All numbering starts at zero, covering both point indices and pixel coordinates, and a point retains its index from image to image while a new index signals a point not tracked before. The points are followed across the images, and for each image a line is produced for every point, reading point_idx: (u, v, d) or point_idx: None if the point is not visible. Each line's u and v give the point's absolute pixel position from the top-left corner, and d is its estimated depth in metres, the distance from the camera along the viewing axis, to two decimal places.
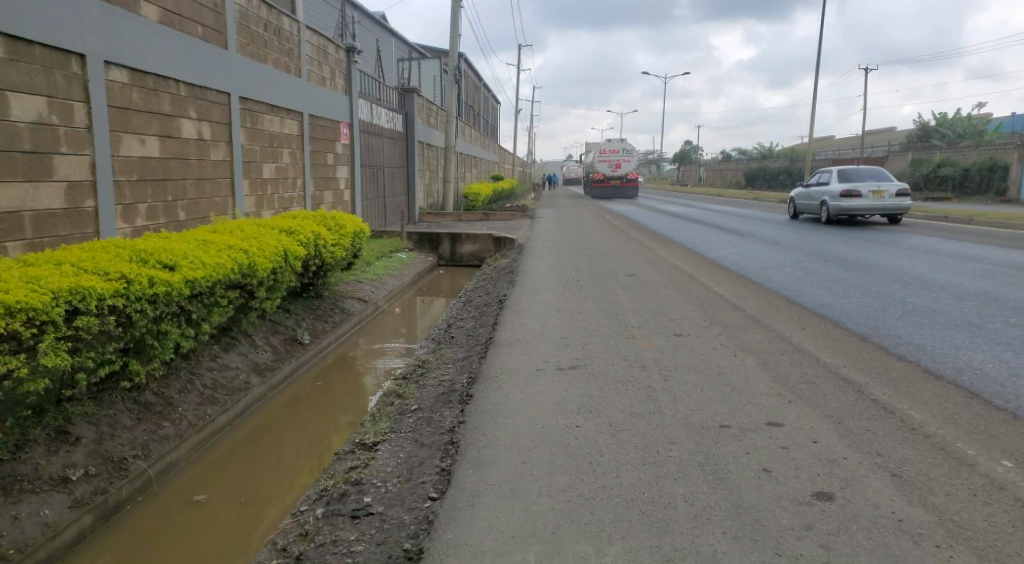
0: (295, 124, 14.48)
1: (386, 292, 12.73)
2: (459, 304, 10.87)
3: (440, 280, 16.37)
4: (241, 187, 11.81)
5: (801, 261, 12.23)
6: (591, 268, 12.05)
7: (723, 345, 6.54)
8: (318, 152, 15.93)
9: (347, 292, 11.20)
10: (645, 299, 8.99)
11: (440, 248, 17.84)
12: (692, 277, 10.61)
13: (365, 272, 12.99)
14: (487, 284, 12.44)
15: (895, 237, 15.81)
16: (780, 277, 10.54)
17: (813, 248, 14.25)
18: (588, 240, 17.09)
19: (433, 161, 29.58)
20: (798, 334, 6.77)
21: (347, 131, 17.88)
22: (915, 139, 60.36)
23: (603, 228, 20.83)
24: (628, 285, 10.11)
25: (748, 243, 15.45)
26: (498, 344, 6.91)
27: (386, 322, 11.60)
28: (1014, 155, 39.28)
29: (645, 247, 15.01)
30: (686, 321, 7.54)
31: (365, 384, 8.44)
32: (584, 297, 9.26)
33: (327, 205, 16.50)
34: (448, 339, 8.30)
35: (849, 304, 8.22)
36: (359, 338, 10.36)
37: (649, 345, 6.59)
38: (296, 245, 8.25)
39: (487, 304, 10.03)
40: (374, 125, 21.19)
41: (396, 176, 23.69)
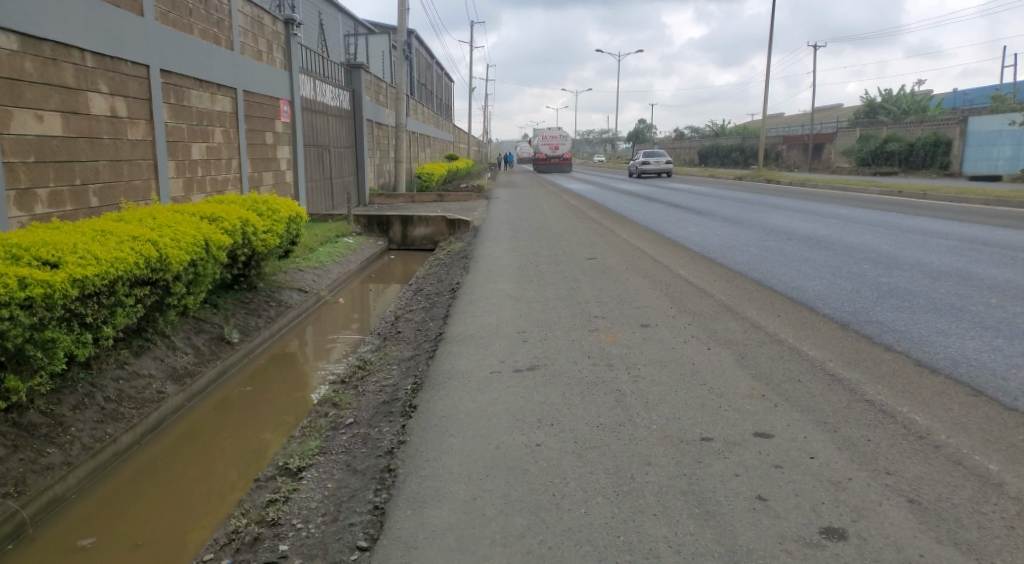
0: (229, 101, 13.46)
1: (331, 280, 11.91)
2: (408, 293, 10.14)
3: (390, 266, 15.55)
4: (165, 170, 10.83)
5: (765, 240, 11.76)
6: (549, 252, 11.39)
7: (695, 335, 5.95)
8: (256, 131, 14.91)
9: (286, 283, 10.39)
10: (607, 284, 8.37)
11: (391, 232, 16.93)
12: (656, 259, 10.02)
13: (307, 260, 12.12)
14: (439, 270, 11.73)
15: (857, 214, 15.46)
16: (747, 257, 10.01)
17: (776, 225, 13.81)
18: (546, 220, 16.44)
19: (384, 141, 28.53)
20: (774, 321, 6.23)
21: (288, 109, 16.86)
22: (862, 115, 61.10)
23: (560, 208, 20.19)
24: (588, 269, 9.48)
25: (710, 222, 14.96)
26: (447, 341, 6.21)
27: (332, 313, 10.82)
28: (958, 130, 39.96)
29: (604, 228, 14.40)
30: (653, 309, 6.94)
31: (304, 385, 7.71)
32: (542, 284, 8.59)
33: (267, 188, 15.50)
34: (394, 333, 7.59)
35: (822, 286, 7.72)
36: (300, 334, 9.60)
37: (614, 338, 5.97)
38: (219, 234, 7.45)
39: (438, 292, 9.32)
40: (319, 103, 20.15)
41: (343, 156, 22.67)
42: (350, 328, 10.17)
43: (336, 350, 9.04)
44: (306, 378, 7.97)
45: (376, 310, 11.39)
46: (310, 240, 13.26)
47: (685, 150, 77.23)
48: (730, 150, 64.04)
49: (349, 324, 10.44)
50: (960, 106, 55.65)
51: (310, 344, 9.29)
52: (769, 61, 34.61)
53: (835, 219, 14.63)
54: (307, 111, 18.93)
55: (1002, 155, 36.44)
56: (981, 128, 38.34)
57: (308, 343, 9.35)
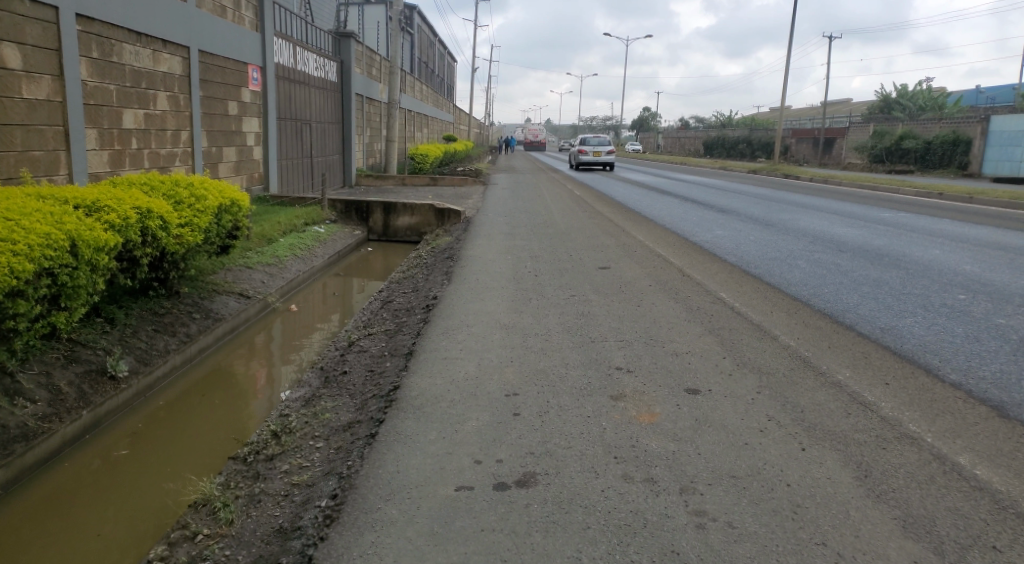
0: (178, 62, 11.29)
1: (284, 280, 9.78)
2: (373, 306, 8.07)
3: (368, 260, 13.51)
4: (83, 140, 8.74)
5: (814, 251, 9.74)
6: (551, 257, 9.35)
7: (776, 417, 3.92)
8: (215, 99, 12.77)
9: (222, 287, 8.31)
10: (630, 312, 6.35)
11: (370, 220, 14.87)
12: (688, 274, 7.98)
13: (258, 254, 10.03)
14: (418, 273, 9.59)
15: (906, 220, 13.41)
16: (800, 275, 7.97)
17: (820, 231, 11.76)
18: (548, 215, 14.38)
19: (375, 117, 26.31)
20: (885, 390, 4.23)
21: (258, 75, 14.66)
22: (877, 111, 58.88)
23: (562, 199, 18.11)
24: (602, 287, 7.45)
25: (740, 224, 12.94)
26: (401, 408, 4.19)
27: (285, 326, 8.74)
28: (978, 129, 37.99)
29: (617, 228, 12.32)
30: (698, 361, 4.92)
31: (223, 430, 5.74)
32: (541, 307, 6.59)
33: (227, 165, 13.39)
34: (337, 375, 5.53)
35: (923, 328, 5.72)
36: (238, 353, 7.56)
37: (652, 417, 3.94)
38: (102, 229, 5.37)
39: (409, 309, 7.22)
40: (299, 72, 17.96)
41: (326, 132, 20.47)
42: (304, 346, 8.12)
43: (280, 377, 7.04)
44: (230, 419, 5.98)
45: (341, 320, 9.31)
46: (268, 230, 11.20)
47: (692, 141, 75.01)
48: (737, 142, 61.78)
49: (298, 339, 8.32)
50: (978, 105, 53.57)
51: (251, 367, 7.28)
52: (789, 49, 32.43)
53: (883, 226, 12.61)
54: (282, 80, 16.74)
55: None
56: (1003, 128, 36.31)
57: (247, 365, 7.34)
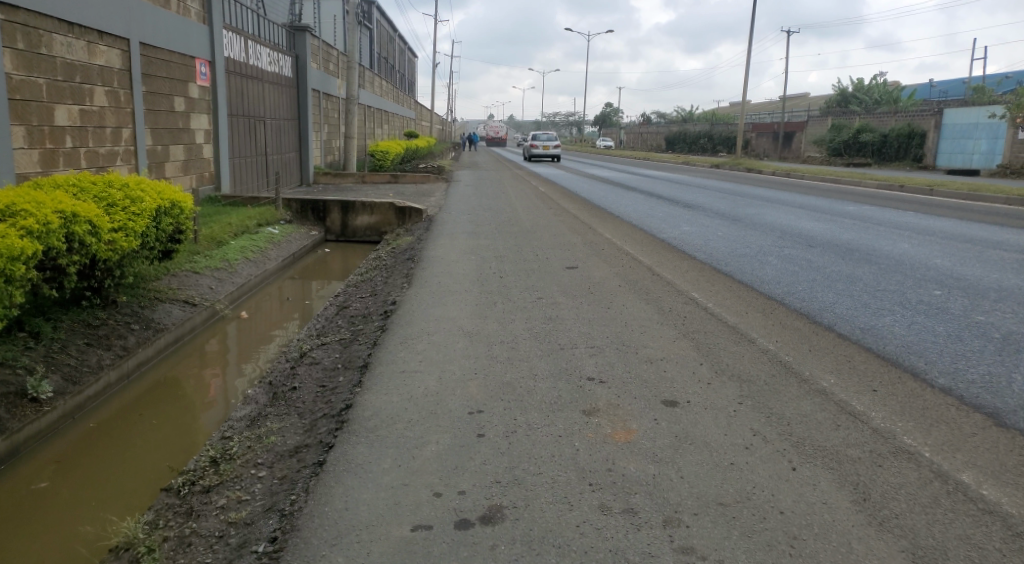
0: (118, 55, 10.68)
1: (234, 284, 9.27)
2: (327, 313, 7.64)
3: (326, 262, 13.03)
4: (7, 139, 8.15)
5: (783, 246, 9.56)
6: (516, 257, 9.02)
7: (761, 432, 3.63)
8: (160, 95, 12.15)
9: (166, 294, 7.80)
10: (600, 315, 6.04)
11: (328, 219, 14.36)
12: (657, 274, 7.71)
13: (206, 258, 9.52)
14: (377, 275, 9.16)
15: (871, 213, 13.37)
16: (771, 272, 7.75)
17: (787, 226, 11.61)
18: (513, 212, 14.05)
19: (333, 114, 25.69)
20: (873, 398, 3.96)
21: (206, 70, 14.04)
22: (834, 104, 59.69)
23: (526, 196, 17.79)
24: (569, 289, 7.13)
25: (706, 219, 12.73)
26: (352, 432, 3.81)
27: (236, 335, 8.26)
28: (931, 122, 38.69)
29: (582, 225, 12.04)
30: (674, 369, 4.62)
31: (159, 457, 5.30)
32: (506, 311, 6.24)
33: (175, 164, 12.78)
34: (286, 392, 5.13)
35: (903, 326, 5.50)
36: (181, 367, 7.09)
37: (628, 435, 3.62)
38: (18, 237, 4.89)
39: (365, 316, 6.83)
40: (252, 67, 17.34)
41: (281, 129, 19.85)
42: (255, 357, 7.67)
43: (226, 393, 6.60)
44: (168, 444, 5.54)
45: (296, 326, 8.87)
46: (217, 232, 10.67)
47: (654, 136, 75.31)
48: (698, 137, 62.14)
49: (247, 350, 7.87)
50: (931, 98, 54.66)
51: (195, 384, 6.81)
52: (749, 43, 32.56)
53: (849, 219, 12.52)
54: (234, 75, 16.11)
55: (978, 149, 34.97)
56: (955, 121, 37.05)
57: (191, 381, 6.87)
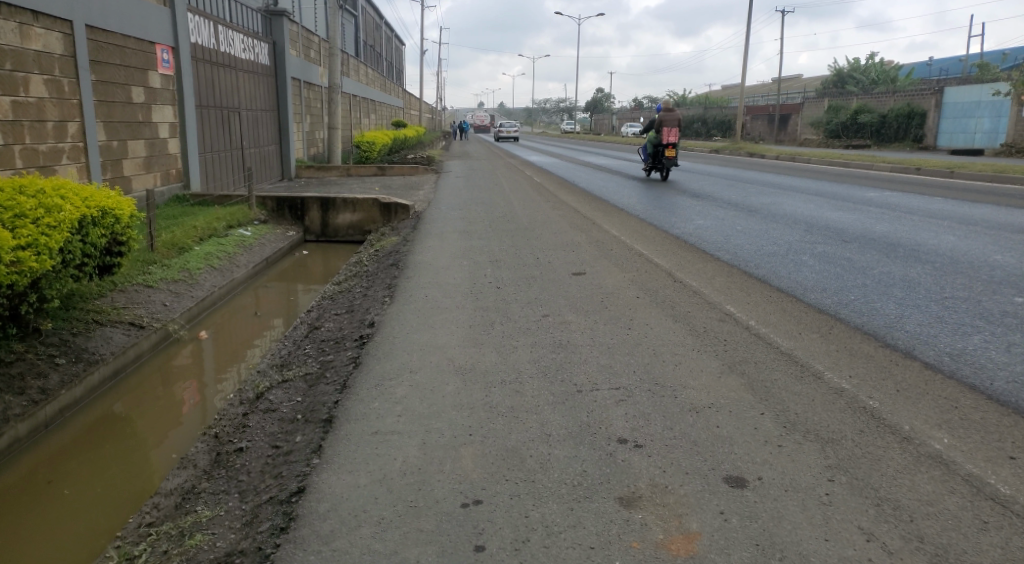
0: (58, 39, 9.50)
1: (195, 297, 8.20)
2: (293, 336, 6.59)
3: (305, 266, 11.93)
4: None
5: (814, 242, 8.50)
6: (514, 263, 7.95)
7: (873, 532, 2.59)
8: (115, 85, 10.97)
9: (107, 315, 6.67)
10: (620, 340, 4.98)
11: (307, 218, 13.23)
12: (680, 280, 6.65)
13: (163, 268, 8.40)
14: (355, 285, 8.07)
15: (896, 201, 12.34)
16: (810, 275, 6.70)
17: (812, 217, 10.54)
18: (508, 207, 12.95)
19: (315, 104, 24.45)
20: (1015, 474, 2.91)
21: (169, 57, 12.83)
22: (829, 85, 58.52)
23: (520, 188, 16.67)
24: (578, 302, 6.08)
25: (719, 211, 11.65)
26: (303, 543, 2.75)
27: (202, 354, 7.38)
28: (932, 101, 37.61)
29: (585, 221, 10.96)
30: (730, 424, 3.55)
31: (82, 523, 4.41)
32: (506, 336, 5.17)
33: (136, 162, 11.61)
34: (232, 462, 4.02)
35: (998, 348, 4.45)
36: (136, 398, 6.25)
37: (687, 546, 2.58)
38: None
39: (338, 341, 5.76)
40: (224, 54, 16.13)
41: (259, 121, 18.65)
42: (225, 381, 6.89)
43: (183, 430, 5.78)
44: (97, 504, 4.65)
45: (265, 346, 7.80)
46: (179, 238, 9.55)
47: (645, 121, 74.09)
48: (693, 121, 60.93)
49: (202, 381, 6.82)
50: (928, 78, 53.60)
51: (151, 417, 6.02)
52: (747, 23, 31.33)
53: (874, 208, 11.51)
54: (203, 63, 14.88)
55: (981, 128, 33.95)
56: (956, 100, 36.02)
57: (147, 414, 6.08)
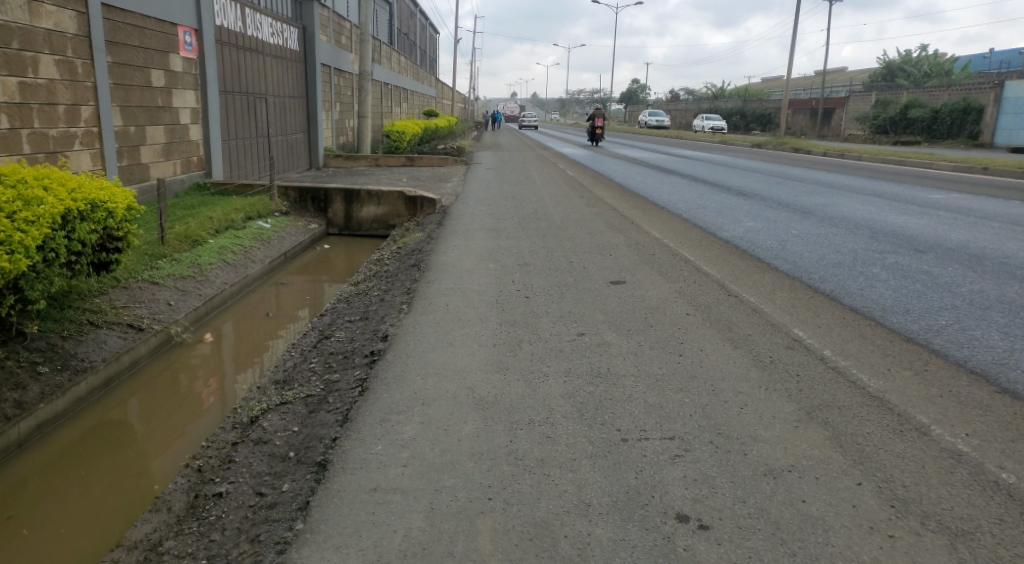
0: (72, 17, 8.96)
1: (202, 295, 7.55)
2: (300, 346, 5.92)
3: (327, 261, 11.34)
4: None
5: (882, 251, 7.64)
6: (546, 267, 7.24)
7: None
8: (133, 67, 10.44)
9: (104, 316, 6.00)
10: (671, 369, 4.24)
11: (330, 211, 12.63)
12: (735, 295, 5.88)
13: (173, 263, 7.78)
14: (373, 288, 7.39)
15: (965, 204, 11.33)
16: (885, 292, 5.87)
17: (874, 222, 9.65)
18: (541, 203, 12.22)
19: (346, 92, 23.93)
20: None
21: (192, 39, 12.28)
22: (878, 78, 56.48)
23: (554, 182, 15.91)
24: (620, 319, 5.33)
25: (770, 212, 10.79)
26: None
27: (211, 357, 6.76)
28: (991, 96, 35.75)
29: (624, 220, 10.18)
30: (818, 499, 2.80)
31: (53, 555, 3.86)
32: (536, 360, 4.45)
33: (155, 148, 11.08)
34: (207, 511, 3.33)
35: None
36: (149, 397, 5.85)
37: None
38: None
39: (346, 357, 5.08)
40: (252, 38, 15.57)
41: (287, 108, 18.11)
42: (247, 374, 6.51)
43: (196, 428, 5.37)
44: (92, 518, 4.23)
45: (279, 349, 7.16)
46: (193, 230, 8.95)
47: (683, 114, 72.56)
48: (732, 114, 59.38)
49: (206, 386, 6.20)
50: (983, 72, 51.40)
51: (166, 414, 5.65)
52: (797, 13, 30.03)
53: (942, 212, 10.54)
54: (229, 46, 14.32)
55: None
56: (1017, 94, 34.17)
57: (162, 410, 5.71)
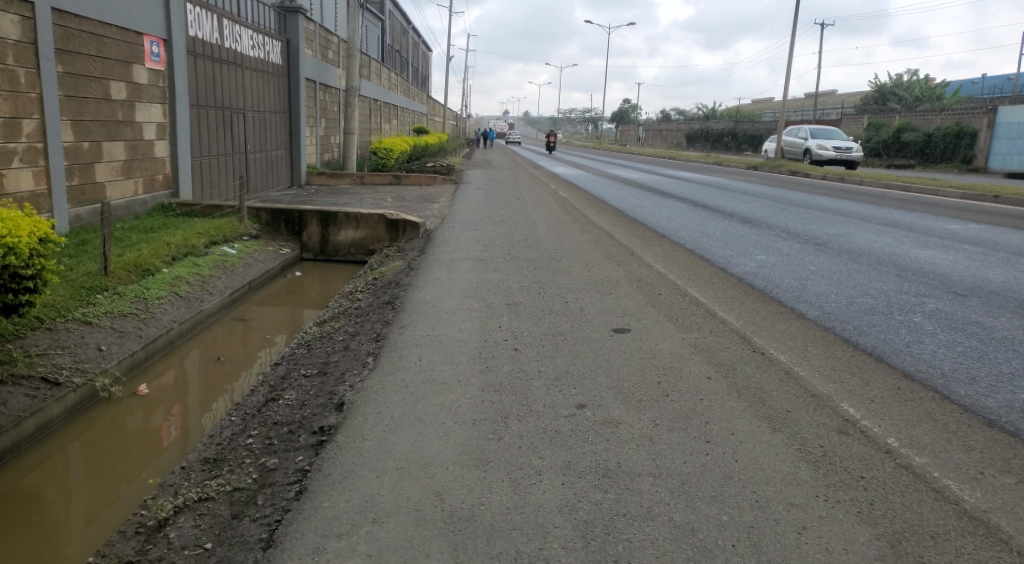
0: (13, 22, 8.02)
1: (144, 337, 6.53)
2: (241, 412, 4.92)
3: (298, 288, 10.39)
4: None
5: (919, 294, 6.78)
6: (539, 310, 6.32)
7: None
8: (88, 77, 9.49)
9: (8, 370, 5.05)
10: (699, 466, 3.33)
11: (304, 234, 11.67)
12: (765, 353, 4.97)
13: (115, 298, 6.81)
14: (339, 330, 6.41)
15: (989, 237, 10.51)
16: (938, 351, 4.98)
17: (897, 257, 8.81)
18: (533, 229, 11.33)
19: (332, 107, 23.06)
20: None
21: (159, 49, 11.34)
22: (869, 102, 56.18)
23: (546, 205, 15.04)
24: (628, 384, 4.41)
25: (782, 244, 9.95)
26: None
27: (146, 411, 5.82)
28: (985, 121, 35.14)
29: (623, 251, 9.30)
30: None
31: None
32: (525, 446, 3.52)
33: (112, 166, 10.11)
34: None
35: None
36: (90, 448, 5.17)
37: None
38: None
39: (291, 429, 4.13)
40: (229, 50, 14.65)
41: (267, 122, 17.20)
42: (190, 429, 5.63)
43: (126, 498, 4.55)
44: None
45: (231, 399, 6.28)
46: (146, 257, 7.98)
47: (674, 133, 72.19)
48: (723, 135, 58.87)
49: (139, 446, 5.29)
50: (974, 97, 51.19)
51: (116, 460, 5.09)
52: (793, 35, 29.49)
53: (967, 247, 9.71)
54: (204, 57, 13.39)
55: None
56: (1010, 119, 33.60)
57: (111, 455, 5.14)
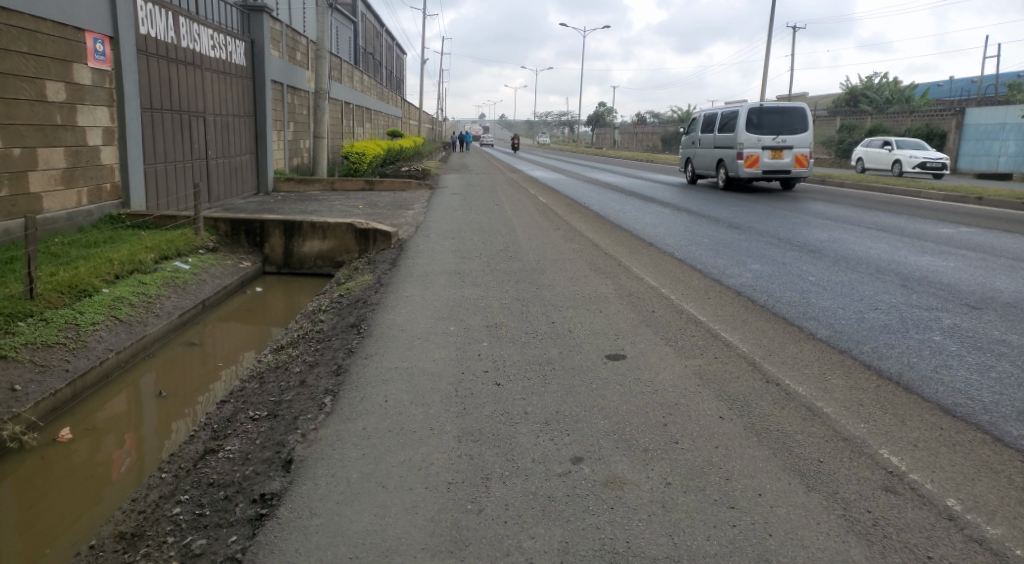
0: None
1: (70, 372, 5.84)
2: (174, 468, 4.25)
3: (260, 305, 9.66)
4: None
5: (932, 307, 6.23)
6: (521, 333, 5.67)
7: None
8: (19, 78, 8.69)
9: None
10: (724, 546, 2.70)
11: (267, 245, 10.92)
12: (781, 385, 4.36)
13: (40, 325, 6.05)
14: (295, 360, 5.71)
15: (987, 241, 10.05)
16: (972, 377, 4.41)
17: (898, 265, 8.30)
18: (511, 238, 10.68)
19: (300, 111, 22.25)
20: None
21: (104, 48, 10.53)
22: (842, 103, 56.28)
23: (524, 211, 14.40)
24: (628, 430, 3.77)
25: (775, 251, 9.41)
26: None
27: (81, 450, 5.24)
28: (956, 121, 35.07)
29: (608, 261, 8.69)
30: None
31: None
32: (508, 522, 2.88)
33: (49, 175, 9.35)
34: None
35: None
36: (22, 492, 4.65)
37: None
38: None
39: (229, 498, 3.47)
40: (186, 50, 13.84)
41: (230, 127, 16.39)
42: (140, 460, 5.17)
43: (72, 537, 4.12)
44: None
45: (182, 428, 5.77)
46: (83, 276, 7.20)
47: (649, 136, 72.05)
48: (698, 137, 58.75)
49: (82, 480, 4.83)
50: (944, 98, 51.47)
51: (55, 498, 4.60)
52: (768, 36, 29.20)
53: (967, 252, 9.23)
54: (157, 58, 12.58)
55: (1004, 151, 31.79)
56: (980, 120, 33.54)
57: (49, 494, 4.64)
